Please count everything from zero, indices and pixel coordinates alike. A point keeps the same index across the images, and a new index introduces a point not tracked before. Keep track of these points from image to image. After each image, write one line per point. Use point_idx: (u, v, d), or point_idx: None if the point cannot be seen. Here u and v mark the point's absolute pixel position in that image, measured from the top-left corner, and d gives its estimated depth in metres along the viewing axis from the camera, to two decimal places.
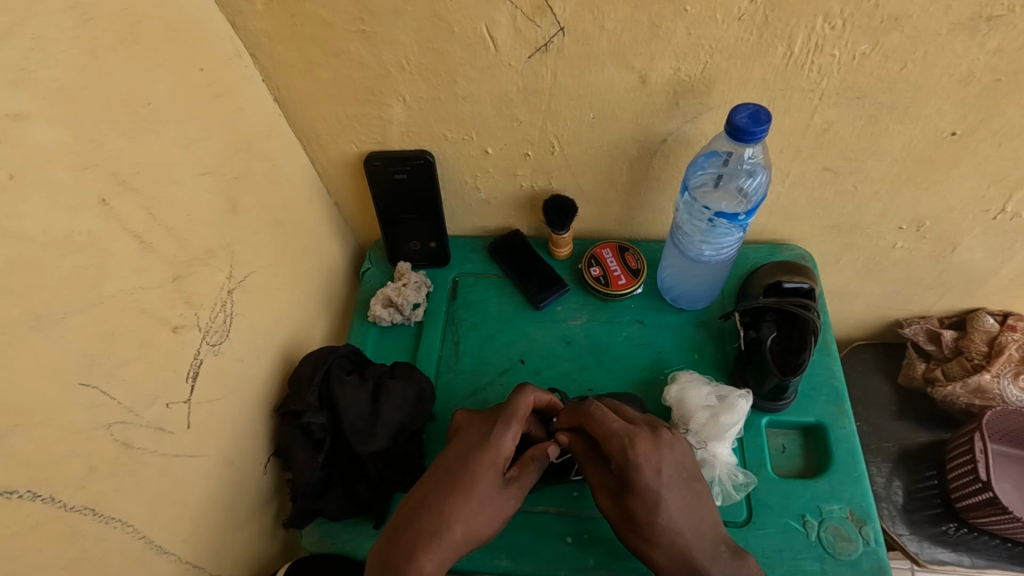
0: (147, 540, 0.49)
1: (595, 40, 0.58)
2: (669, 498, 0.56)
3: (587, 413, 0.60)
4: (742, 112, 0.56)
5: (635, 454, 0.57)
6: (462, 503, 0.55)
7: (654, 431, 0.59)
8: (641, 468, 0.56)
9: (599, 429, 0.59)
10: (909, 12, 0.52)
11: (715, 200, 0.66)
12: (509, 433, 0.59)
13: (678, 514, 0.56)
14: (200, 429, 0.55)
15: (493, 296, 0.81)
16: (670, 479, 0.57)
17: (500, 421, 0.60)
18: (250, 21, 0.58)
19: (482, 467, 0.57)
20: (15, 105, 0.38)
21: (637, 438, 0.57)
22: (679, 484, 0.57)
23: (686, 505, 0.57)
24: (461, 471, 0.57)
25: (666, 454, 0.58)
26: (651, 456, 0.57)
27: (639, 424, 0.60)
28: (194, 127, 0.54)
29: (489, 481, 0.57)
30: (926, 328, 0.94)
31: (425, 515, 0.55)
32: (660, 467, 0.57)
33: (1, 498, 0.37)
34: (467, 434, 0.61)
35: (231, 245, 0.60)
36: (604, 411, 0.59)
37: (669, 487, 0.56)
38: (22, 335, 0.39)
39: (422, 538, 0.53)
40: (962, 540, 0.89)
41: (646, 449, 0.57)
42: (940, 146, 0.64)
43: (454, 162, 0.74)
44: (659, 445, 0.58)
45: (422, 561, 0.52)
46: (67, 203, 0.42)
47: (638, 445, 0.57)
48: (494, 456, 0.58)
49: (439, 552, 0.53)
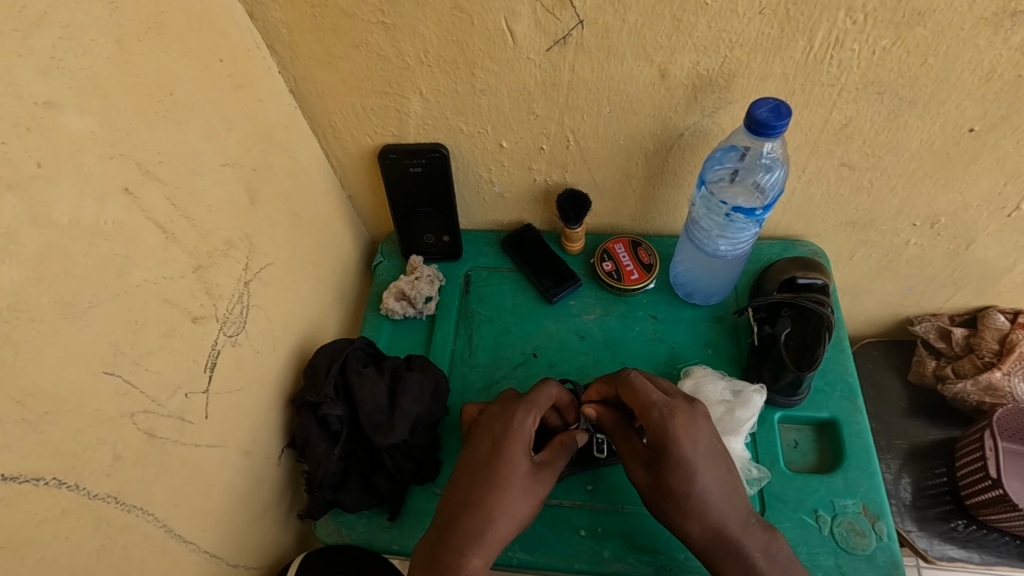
0: (169, 529, 0.49)
1: (616, 32, 0.58)
2: (704, 469, 0.55)
3: (627, 383, 0.60)
4: (763, 106, 0.56)
5: (673, 425, 0.56)
6: (501, 497, 0.56)
7: (691, 403, 0.58)
8: (679, 440, 0.56)
9: (639, 400, 0.58)
10: (934, 7, 0.52)
11: (732, 196, 0.67)
12: (531, 418, 0.59)
13: (714, 485, 0.56)
14: (220, 419, 0.55)
15: (507, 290, 0.82)
16: (706, 450, 0.56)
17: (521, 408, 0.60)
18: (270, 12, 0.58)
19: (514, 455, 0.57)
20: (45, 93, 0.38)
21: (676, 410, 0.57)
22: (714, 456, 0.56)
23: (721, 477, 0.56)
24: (490, 464, 0.57)
25: (704, 426, 0.57)
26: (689, 428, 0.56)
27: (675, 395, 0.59)
28: (215, 118, 0.54)
29: (522, 469, 0.57)
30: (937, 325, 0.94)
31: (467, 511, 0.55)
32: (697, 440, 0.56)
33: (28, 485, 0.37)
34: (489, 422, 0.60)
35: (250, 237, 0.60)
36: (643, 382, 0.59)
37: (705, 460, 0.56)
38: (52, 324, 0.39)
39: (467, 537, 0.54)
40: (972, 538, 0.89)
41: (683, 422, 0.57)
42: (958, 143, 0.64)
43: (470, 156, 0.74)
44: (696, 416, 0.57)
45: (472, 557, 0.53)
46: (95, 193, 0.42)
47: (675, 418, 0.57)
48: (520, 440, 0.58)
49: (486, 548, 0.54)
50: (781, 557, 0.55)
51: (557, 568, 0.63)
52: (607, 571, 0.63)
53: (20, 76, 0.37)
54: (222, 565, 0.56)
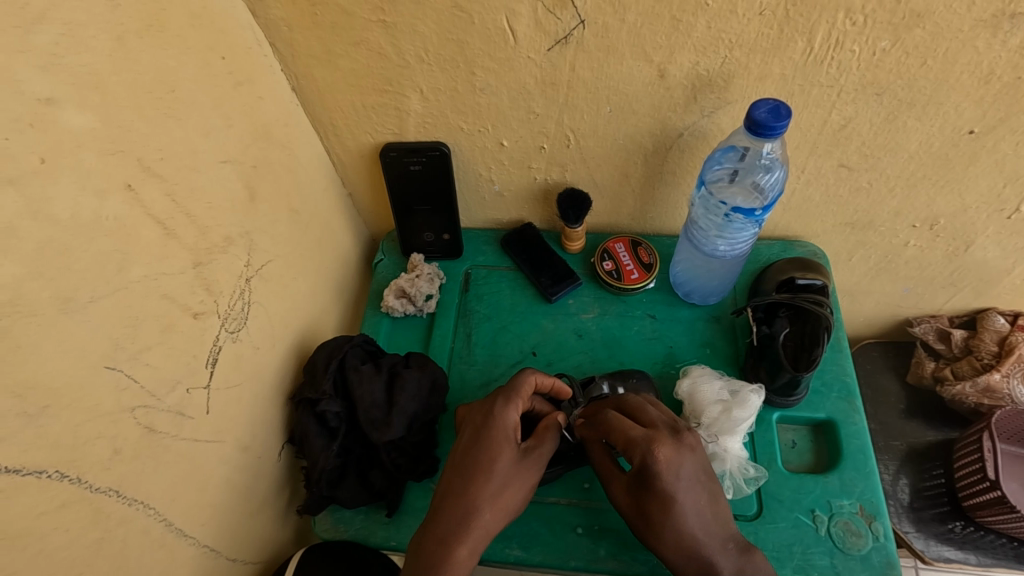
0: (167, 523, 0.50)
1: (615, 32, 0.58)
2: (685, 499, 0.55)
3: (606, 419, 0.60)
4: (761, 107, 0.56)
5: (655, 457, 0.55)
6: (485, 484, 0.56)
7: (676, 434, 0.57)
8: (660, 470, 0.55)
9: (617, 436, 0.58)
10: (932, 8, 0.52)
11: (731, 196, 0.67)
12: (514, 409, 0.60)
13: (693, 511, 0.55)
14: (219, 415, 0.56)
15: (506, 289, 0.82)
16: (688, 481, 0.55)
17: (501, 399, 0.60)
18: (271, 10, 0.58)
19: (494, 447, 0.58)
20: (45, 90, 0.38)
21: (658, 441, 0.56)
22: (696, 485, 0.56)
23: (700, 505, 0.56)
24: (473, 453, 0.58)
25: (687, 457, 0.56)
26: (672, 462, 0.55)
27: (659, 428, 0.58)
28: (215, 116, 0.54)
29: (505, 456, 0.58)
30: (936, 327, 0.94)
31: (451, 499, 0.56)
32: (678, 469, 0.55)
33: (29, 477, 0.38)
34: (472, 413, 0.62)
35: (249, 234, 0.60)
36: (621, 419, 0.59)
37: (686, 488, 0.55)
38: (52, 318, 0.39)
39: (455, 528, 0.54)
40: (969, 539, 0.89)
41: (667, 454, 0.55)
42: (957, 144, 0.64)
43: (469, 154, 0.75)
44: (681, 449, 0.56)
45: (457, 547, 0.53)
46: (94, 189, 0.42)
47: (660, 447, 0.55)
48: (502, 431, 0.59)
49: (472, 540, 0.54)
50: None
51: (553, 565, 0.64)
52: (602, 569, 0.63)
53: (21, 72, 0.37)
54: (220, 559, 0.57)
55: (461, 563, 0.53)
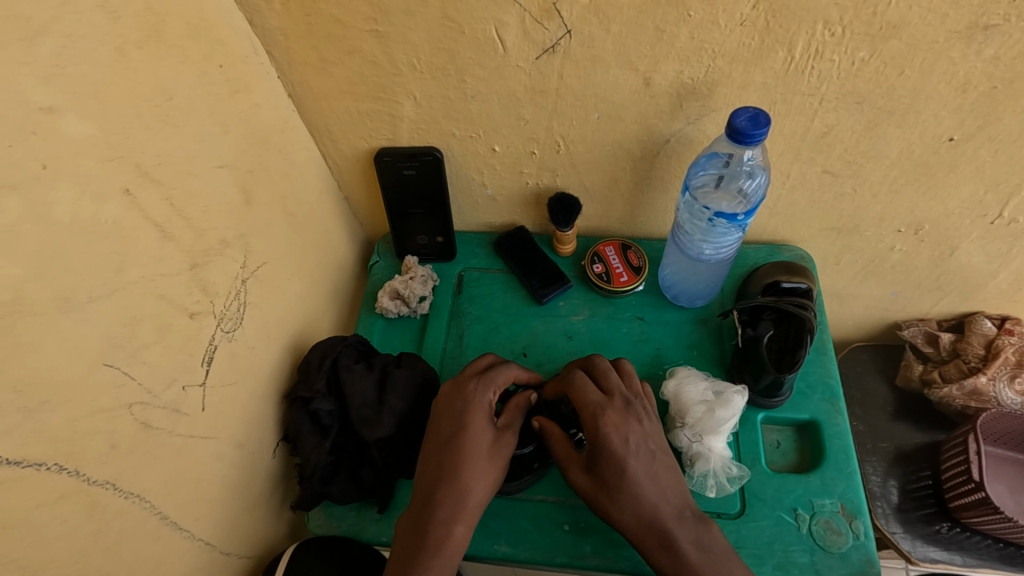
0: (163, 516, 0.51)
1: (600, 42, 0.60)
2: (636, 465, 0.59)
3: (570, 382, 0.64)
4: (741, 115, 0.58)
5: (604, 424, 0.60)
6: (473, 467, 0.59)
7: (626, 404, 0.62)
8: (610, 437, 0.59)
9: (577, 399, 0.62)
10: (907, 20, 0.53)
11: (715, 201, 0.69)
12: (491, 391, 0.63)
13: (644, 477, 0.59)
14: (214, 412, 0.58)
15: (498, 291, 0.83)
16: (636, 446, 0.60)
17: (479, 382, 0.63)
18: (268, 20, 0.60)
19: (476, 429, 0.61)
20: (47, 99, 0.40)
21: (608, 409, 0.61)
22: (646, 452, 0.60)
23: (653, 472, 0.59)
24: (458, 439, 0.60)
25: (634, 425, 0.61)
26: (619, 426, 0.60)
27: (615, 393, 0.63)
28: (213, 123, 0.56)
29: (485, 438, 0.61)
30: (925, 330, 0.95)
31: (443, 482, 0.58)
32: (627, 437, 0.60)
33: (28, 470, 0.39)
34: (446, 401, 0.63)
35: (245, 237, 0.62)
36: (585, 382, 0.63)
37: (636, 454, 0.59)
38: (52, 317, 0.41)
39: (448, 507, 0.57)
40: (955, 540, 0.89)
41: (614, 419, 0.60)
42: (937, 152, 0.66)
43: (461, 159, 0.76)
44: (628, 416, 0.61)
45: (455, 527, 0.57)
46: (94, 193, 0.44)
47: (606, 418, 0.60)
48: (479, 412, 0.62)
49: (467, 515, 0.58)
50: (716, 549, 0.57)
51: (539, 561, 0.65)
52: (587, 566, 0.65)
53: (24, 83, 0.39)
54: (214, 553, 0.58)
55: (457, 540, 0.57)
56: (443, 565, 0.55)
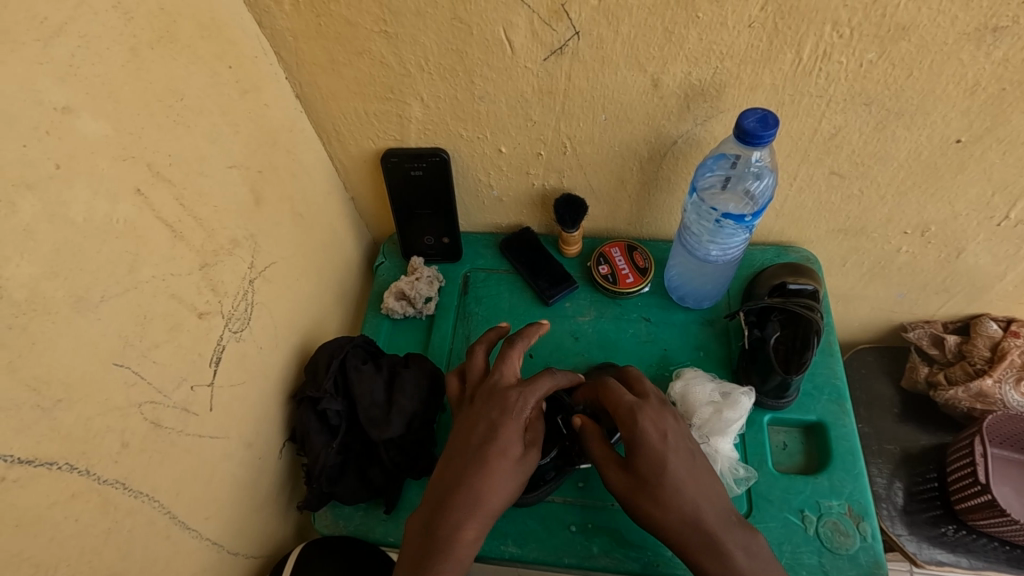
0: (172, 516, 0.51)
1: (610, 43, 0.60)
2: (677, 461, 0.58)
3: (603, 386, 0.64)
4: (751, 116, 0.58)
5: (642, 419, 0.60)
6: (495, 470, 0.58)
7: (662, 403, 0.62)
8: (647, 430, 0.59)
9: (612, 399, 0.62)
10: (917, 22, 0.53)
11: (723, 202, 0.69)
12: (526, 401, 0.62)
13: (686, 474, 0.58)
14: (223, 412, 0.58)
15: (504, 292, 0.83)
16: (675, 442, 0.59)
17: (514, 389, 0.63)
18: (277, 20, 0.61)
19: (504, 434, 0.60)
20: (62, 99, 0.40)
21: (644, 405, 0.61)
22: (684, 448, 0.60)
23: (693, 470, 0.59)
24: (487, 445, 0.59)
25: (670, 421, 0.61)
26: (657, 421, 0.60)
27: (649, 396, 0.63)
28: (223, 123, 0.56)
29: (513, 445, 0.60)
30: (930, 332, 0.95)
31: (465, 484, 0.58)
32: (666, 432, 0.59)
33: (41, 468, 0.40)
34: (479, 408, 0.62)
35: (254, 237, 0.62)
36: (618, 385, 0.63)
37: (675, 450, 0.59)
38: (67, 315, 0.41)
39: (465, 509, 0.57)
40: (961, 542, 0.89)
41: (651, 414, 0.60)
42: (945, 153, 0.66)
43: (469, 160, 0.76)
44: (663, 412, 0.61)
45: (468, 529, 0.56)
46: (108, 193, 0.44)
47: (643, 413, 0.60)
48: (511, 416, 0.61)
49: (480, 519, 0.57)
50: (763, 556, 0.56)
51: (547, 562, 0.65)
52: (595, 566, 0.65)
53: (39, 82, 0.39)
54: (223, 553, 0.58)
55: (469, 543, 0.56)
56: (454, 565, 0.55)
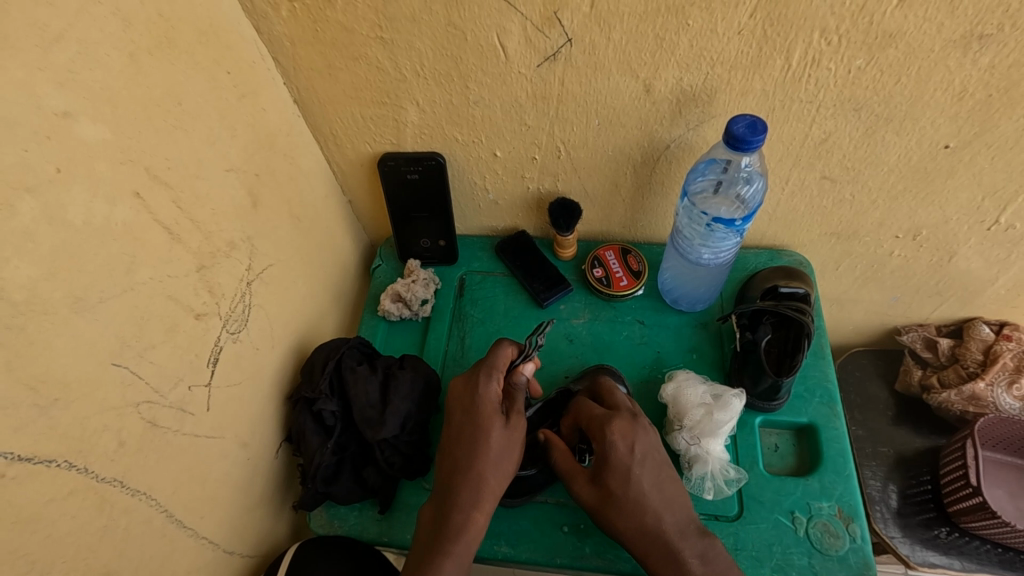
0: (169, 514, 0.52)
1: (602, 49, 0.61)
2: (643, 475, 0.60)
3: (576, 405, 0.66)
4: (740, 122, 0.59)
5: (610, 433, 0.61)
6: (486, 454, 0.60)
7: (633, 416, 0.63)
8: (616, 444, 0.61)
9: (583, 412, 0.64)
10: (904, 29, 0.54)
11: (714, 206, 0.70)
12: (494, 381, 0.63)
13: (651, 487, 0.60)
14: (220, 412, 0.58)
15: (500, 294, 0.84)
16: (643, 456, 0.61)
17: (482, 373, 0.64)
18: (275, 26, 0.61)
19: (488, 417, 0.62)
20: (62, 104, 0.41)
21: (614, 418, 0.62)
22: (652, 462, 0.61)
23: (659, 484, 0.60)
24: (473, 430, 0.62)
25: (642, 435, 0.62)
26: (626, 435, 0.61)
27: (621, 408, 0.64)
28: (220, 127, 0.57)
29: (496, 425, 0.62)
30: (923, 336, 0.96)
31: (461, 472, 0.60)
32: (633, 445, 0.61)
33: (40, 465, 0.40)
34: (458, 395, 0.64)
35: (251, 239, 0.63)
36: (589, 401, 0.65)
37: (641, 464, 0.60)
38: (65, 316, 0.42)
39: (466, 496, 0.59)
40: (954, 545, 0.89)
41: (620, 428, 0.61)
42: (935, 158, 0.66)
43: (464, 164, 0.77)
44: (635, 426, 0.62)
45: (475, 514, 0.59)
46: (106, 195, 0.45)
47: (612, 427, 0.61)
48: (488, 405, 0.62)
49: (485, 502, 0.60)
50: (719, 564, 0.57)
51: (540, 562, 0.66)
52: (587, 567, 0.65)
53: (40, 88, 0.40)
54: (218, 551, 0.59)
55: (477, 527, 0.59)
56: (466, 549, 0.58)
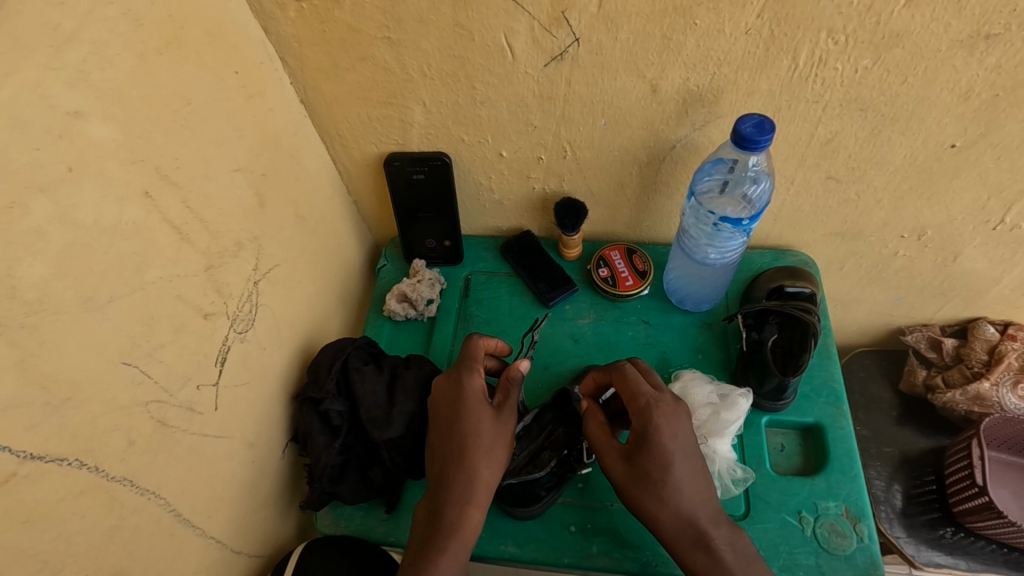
0: (177, 513, 0.52)
1: (609, 50, 0.61)
2: (683, 462, 0.59)
3: (622, 371, 0.63)
4: (747, 122, 0.59)
5: (656, 416, 0.59)
6: (476, 449, 0.61)
7: (676, 399, 0.62)
8: (662, 428, 0.59)
9: (629, 390, 0.61)
10: (910, 29, 0.54)
11: (721, 206, 0.70)
12: (477, 376, 0.64)
13: (689, 475, 0.59)
14: (227, 412, 0.58)
15: (505, 294, 0.84)
16: (685, 442, 0.59)
17: (465, 369, 0.64)
18: (282, 27, 0.62)
19: (475, 411, 0.62)
20: (74, 104, 0.41)
21: (661, 401, 0.60)
22: (693, 448, 0.60)
23: (696, 471, 0.59)
24: (459, 425, 0.61)
25: (684, 420, 0.60)
26: (670, 420, 0.60)
27: (665, 391, 0.62)
28: (228, 127, 0.57)
29: (483, 419, 0.62)
30: (928, 336, 0.96)
31: (450, 467, 0.60)
32: (677, 432, 0.59)
33: (52, 464, 0.40)
34: (442, 389, 0.64)
35: (258, 239, 0.63)
36: (636, 373, 0.62)
37: (683, 450, 0.59)
38: (75, 315, 0.42)
39: (460, 491, 0.59)
40: (959, 545, 0.89)
41: (666, 412, 0.60)
42: (940, 158, 0.66)
43: (470, 164, 0.77)
44: (679, 411, 0.60)
45: (470, 511, 0.59)
46: (116, 195, 0.45)
47: (658, 410, 0.60)
48: (473, 398, 0.62)
49: (479, 496, 0.60)
50: (747, 553, 0.58)
51: (546, 561, 0.66)
52: (593, 566, 0.65)
53: (52, 88, 0.40)
54: (225, 551, 0.59)
55: (472, 522, 0.59)
56: (461, 546, 0.58)
